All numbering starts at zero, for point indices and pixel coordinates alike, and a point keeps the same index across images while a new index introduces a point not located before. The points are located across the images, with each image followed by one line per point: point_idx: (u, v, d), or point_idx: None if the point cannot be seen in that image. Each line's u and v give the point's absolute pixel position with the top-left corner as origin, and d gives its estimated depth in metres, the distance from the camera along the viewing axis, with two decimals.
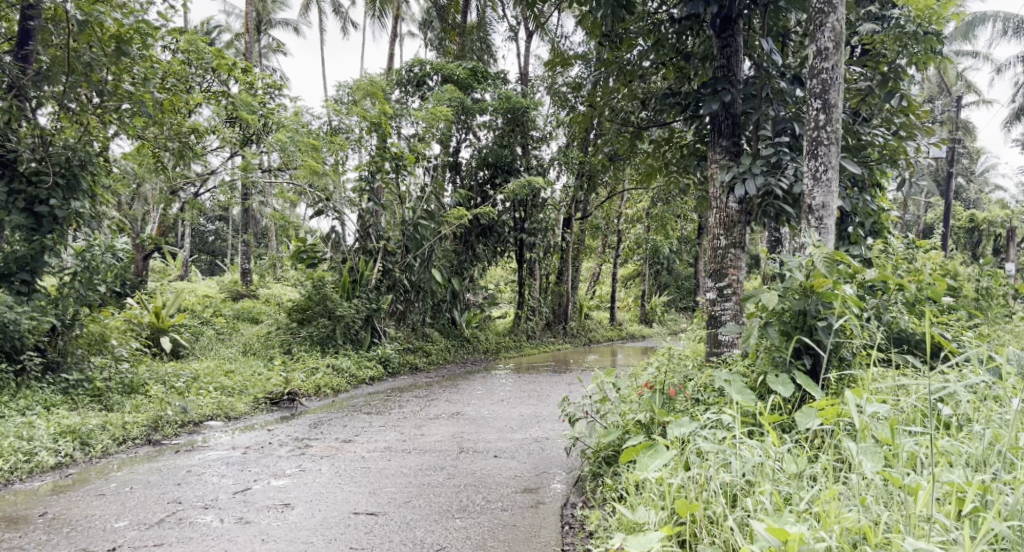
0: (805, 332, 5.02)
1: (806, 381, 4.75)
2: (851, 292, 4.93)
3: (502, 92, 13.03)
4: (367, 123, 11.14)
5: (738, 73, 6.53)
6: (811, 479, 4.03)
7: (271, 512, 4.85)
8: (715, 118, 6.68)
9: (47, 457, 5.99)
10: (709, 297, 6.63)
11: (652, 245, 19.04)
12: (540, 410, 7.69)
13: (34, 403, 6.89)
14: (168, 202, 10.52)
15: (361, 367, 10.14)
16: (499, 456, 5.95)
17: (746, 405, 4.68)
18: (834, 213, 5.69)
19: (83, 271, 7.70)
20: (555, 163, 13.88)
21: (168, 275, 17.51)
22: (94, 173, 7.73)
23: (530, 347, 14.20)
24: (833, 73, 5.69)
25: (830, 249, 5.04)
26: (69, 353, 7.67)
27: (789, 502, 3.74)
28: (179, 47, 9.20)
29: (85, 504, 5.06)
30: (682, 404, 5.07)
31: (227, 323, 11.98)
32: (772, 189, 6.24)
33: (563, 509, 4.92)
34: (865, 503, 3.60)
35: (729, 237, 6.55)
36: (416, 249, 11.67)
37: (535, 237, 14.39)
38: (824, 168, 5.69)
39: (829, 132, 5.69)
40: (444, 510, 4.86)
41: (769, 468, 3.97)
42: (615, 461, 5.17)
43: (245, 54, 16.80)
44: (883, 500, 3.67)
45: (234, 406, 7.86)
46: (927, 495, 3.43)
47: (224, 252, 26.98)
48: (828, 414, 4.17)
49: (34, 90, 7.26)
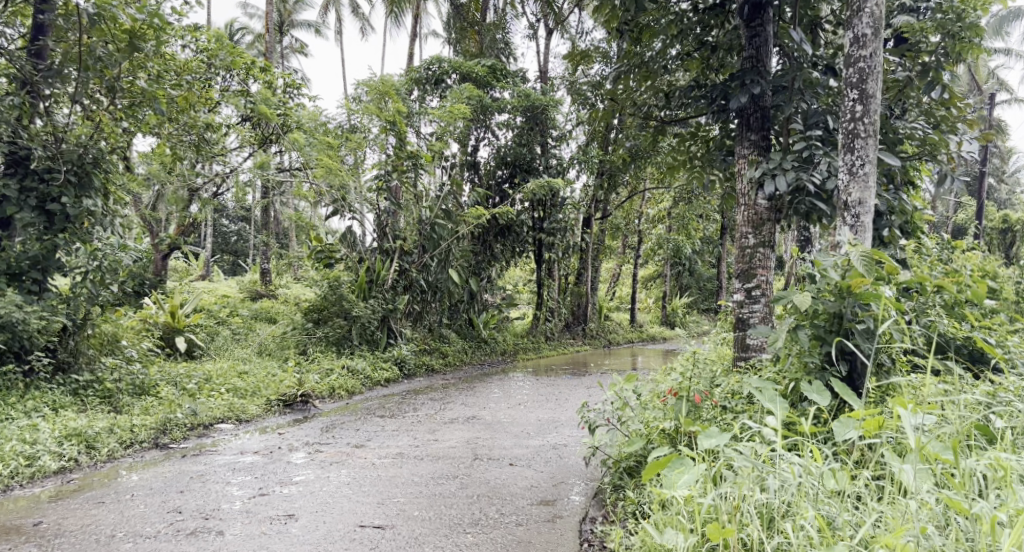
0: (840, 337, 4.73)
1: (842, 390, 4.48)
2: (891, 293, 4.65)
3: (521, 89, 12.77)
4: (383, 122, 10.92)
5: (768, 64, 6.23)
6: (855, 500, 3.75)
7: (274, 525, 4.64)
8: (742, 112, 6.39)
9: (50, 462, 5.82)
10: (736, 300, 6.32)
11: (674, 246, 18.69)
12: (558, 415, 7.43)
13: (42, 405, 6.74)
14: (184, 201, 10.38)
15: (377, 369, 9.92)
16: (515, 463, 5.71)
17: (779, 414, 4.41)
18: (871, 210, 5.39)
19: (95, 270, 7.37)
20: (575, 162, 13.61)
21: (187, 275, 17.40)
22: (107, 170, 7.52)
23: (549, 348, 13.95)
24: (871, 61, 5.39)
25: (869, 249, 4.74)
26: (81, 353, 7.48)
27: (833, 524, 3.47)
28: (199, 47, 9.01)
29: (81, 513, 4.87)
30: (708, 412, 4.82)
31: (243, 324, 11.81)
32: (804, 185, 5.94)
33: (581, 524, 4.65)
34: (925, 530, 3.33)
35: (758, 236, 6.24)
36: (433, 249, 11.49)
37: (554, 237, 14.10)
38: (861, 163, 5.40)
39: (867, 124, 5.40)
40: (455, 524, 4.62)
41: (809, 487, 3.68)
42: (637, 473, 4.91)
43: (266, 53, 16.66)
44: (943, 528, 3.39)
45: (246, 408, 7.66)
46: (1014, 533, 3.16)
47: (246, 253, 26.94)
48: (871, 425, 3.91)
49: (47, 87, 7.07)
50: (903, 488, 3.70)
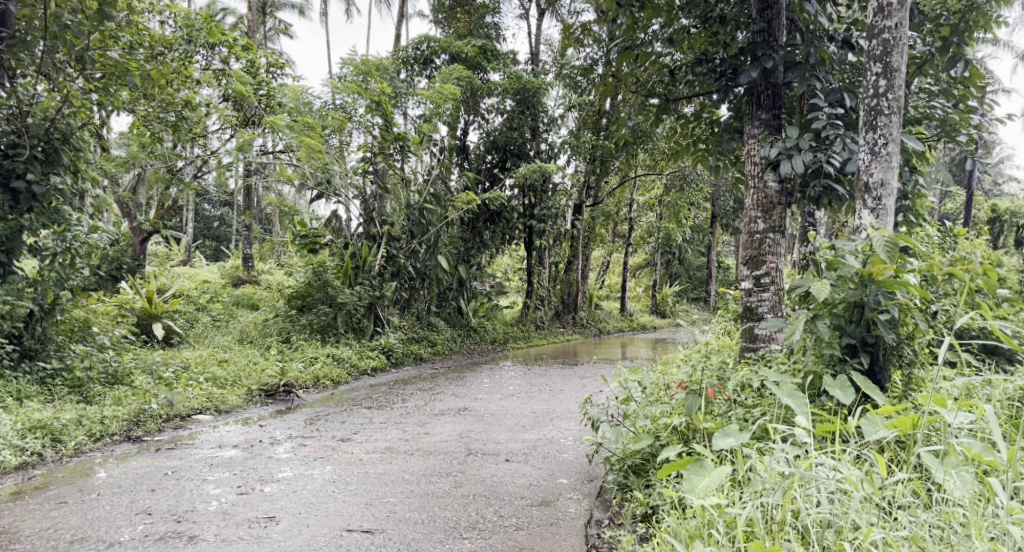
0: (862, 328, 4.39)
1: (867, 384, 4.15)
2: (917, 280, 4.28)
3: (512, 71, 12.35)
4: (369, 101, 10.46)
5: (780, 37, 5.82)
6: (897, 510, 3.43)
7: (254, 528, 4.28)
8: (752, 89, 5.94)
9: (9, 457, 5.42)
10: (743, 287, 5.92)
11: (664, 234, 18.36)
12: (553, 407, 7.10)
13: (5, 395, 6.30)
14: (163, 183, 9.91)
15: (363, 358, 9.53)
16: (511, 459, 5.37)
17: (800, 411, 4.09)
18: (893, 193, 5.08)
19: (63, 253, 7.02)
20: (565, 147, 13.22)
21: (166, 260, 16.87)
22: (77, 147, 6.99)
23: (539, 337, 13.61)
24: (897, 32, 5.04)
25: (891, 232, 4.36)
26: (48, 340, 7.09)
27: (886, 535, 3.17)
28: (177, 21, 8.51)
29: (39, 516, 4.48)
30: (721, 407, 4.49)
31: (224, 310, 11.37)
32: (822, 166, 5.57)
33: (587, 528, 4.32)
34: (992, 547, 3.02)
35: (768, 221, 5.85)
36: (421, 234, 11.04)
37: (545, 223, 13.70)
38: (884, 141, 5.07)
39: (890, 100, 5.07)
40: (451, 528, 4.27)
41: (851, 496, 3.34)
42: (644, 472, 4.60)
43: (247, 34, 16.07)
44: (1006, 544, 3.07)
45: (225, 399, 7.27)
46: None
47: (230, 239, 26.18)
48: (906, 425, 3.61)
49: (10, 54, 6.57)
50: (952, 496, 3.37)
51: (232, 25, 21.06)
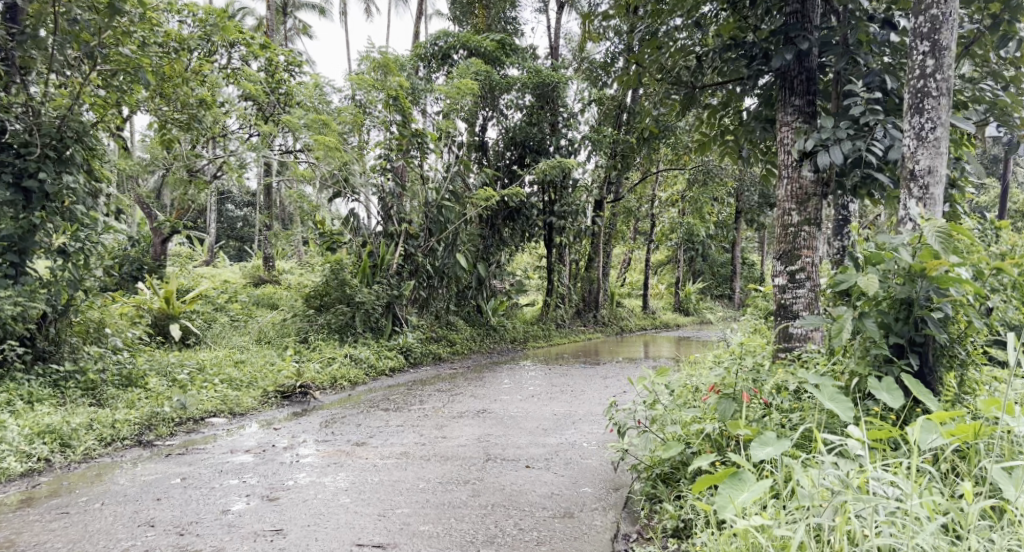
0: (910, 327, 4.09)
1: (916, 388, 3.86)
2: (971, 274, 3.96)
3: (531, 65, 12.07)
4: (385, 96, 10.10)
5: (814, 18, 5.53)
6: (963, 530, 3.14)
7: (260, 541, 4.06)
8: (785, 74, 5.64)
9: (14, 464, 5.25)
10: (777, 284, 5.62)
11: (687, 229, 17.94)
12: (576, 409, 6.83)
13: (16, 398, 6.13)
14: (180, 183, 9.75)
15: (381, 358, 9.32)
16: (532, 466, 5.11)
17: (845, 418, 3.81)
18: (941, 180, 4.75)
19: (77, 253, 6.75)
20: (586, 142, 12.90)
21: (188, 260, 16.82)
22: (89, 146, 6.84)
23: (560, 335, 13.33)
24: (945, 8, 4.73)
25: (944, 222, 4.06)
26: (61, 342, 6.90)
27: None
28: (195, 20, 8.36)
29: (39, 528, 4.30)
30: (757, 411, 4.20)
31: (242, 310, 11.23)
32: (862, 154, 5.24)
33: (615, 543, 4.06)
34: None
35: (803, 213, 5.54)
36: (439, 232, 10.79)
37: (566, 220, 13.37)
38: (931, 126, 4.75)
39: (938, 81, 4.76)
40: (467, 542, 4.04)
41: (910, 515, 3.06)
42: (674, 482, 4.34)
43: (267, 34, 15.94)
44: None
45: (240, 401, 7.08)
46: None
47: (253, 239, 26.14)
48: (966, 432, 3.37)
49: (20, 51, 6.43)
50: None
51: (255, 27, 21.06)
